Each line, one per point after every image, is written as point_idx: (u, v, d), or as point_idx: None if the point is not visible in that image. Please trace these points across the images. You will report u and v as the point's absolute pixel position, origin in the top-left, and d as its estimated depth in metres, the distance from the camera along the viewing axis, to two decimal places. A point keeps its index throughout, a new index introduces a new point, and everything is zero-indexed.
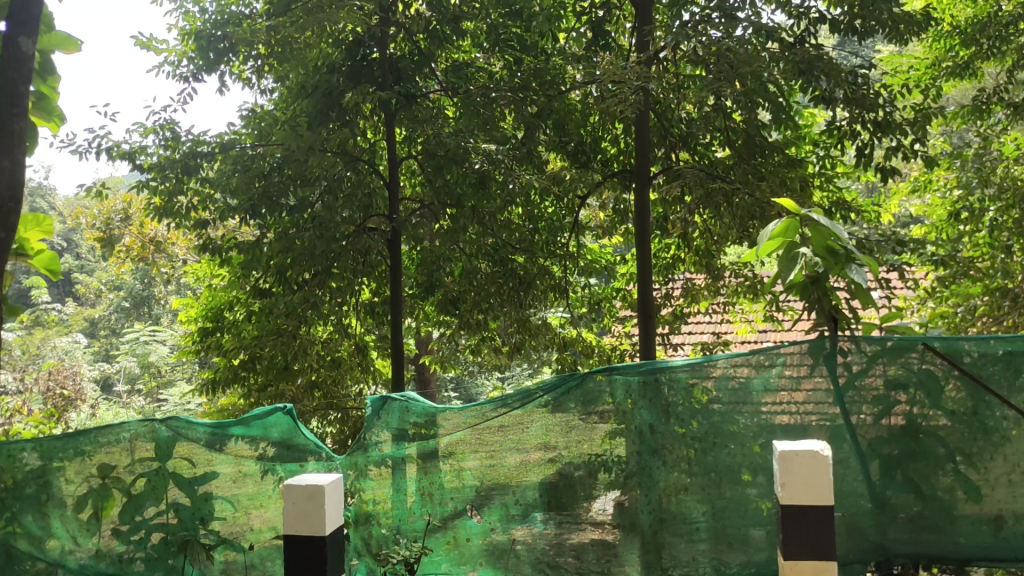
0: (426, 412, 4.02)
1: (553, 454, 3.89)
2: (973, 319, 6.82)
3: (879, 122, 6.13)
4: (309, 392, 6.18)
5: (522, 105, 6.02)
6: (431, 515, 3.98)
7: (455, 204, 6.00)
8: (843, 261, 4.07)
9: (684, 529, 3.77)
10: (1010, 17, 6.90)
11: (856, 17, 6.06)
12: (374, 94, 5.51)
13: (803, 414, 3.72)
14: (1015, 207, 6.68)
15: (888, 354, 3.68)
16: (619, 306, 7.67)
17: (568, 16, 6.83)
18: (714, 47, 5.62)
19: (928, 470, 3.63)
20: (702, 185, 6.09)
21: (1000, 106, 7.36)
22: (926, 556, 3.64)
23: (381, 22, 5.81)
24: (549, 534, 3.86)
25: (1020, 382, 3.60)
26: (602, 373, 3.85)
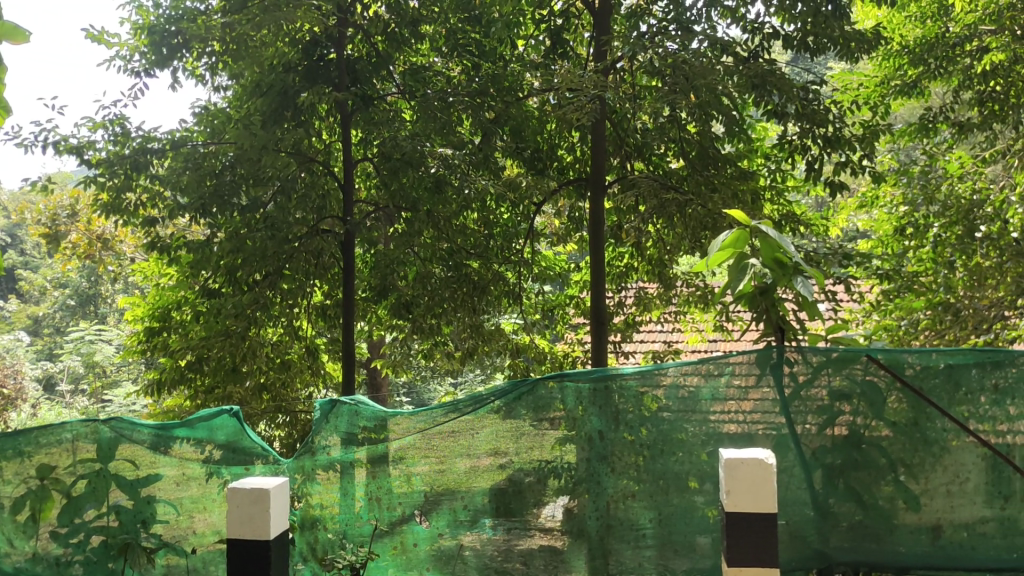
0: (377, 416, 3.98)
1: (502, 460, 3.89)
2: (917, 332, 6.91)
3: (829, 138, 6.26)
4: (257, 394, 6.11)
5: (479, 111, 6.04)
6: (379, 519, 3.94)
7: (410, 207, 5.97)
8: (791, 273, 4.15)
9: (631, 535, 3.80)
10: (958, 38, 7.15)
11: (809, 33, 6.17)
12: (331, 95, 5.52)
13: (751, 423, 3.77)
14: (959, 224, 6.85)
15: (834, 365, 3.75)
16: (572, 313, 7.72)
17: (527, 24, 6.86)
18: (669, 59, 5.68)
19: (869, 479, 3.71)
20: (656, 194, 6.16)
21: (946, 125, 7.57)
22: (866, 564, 3.71)
23: (339, 22, 5.76)
24: (497, 540, 3.85)
25: (960, 396, 3.69)
26: (553, 379, 3.85)
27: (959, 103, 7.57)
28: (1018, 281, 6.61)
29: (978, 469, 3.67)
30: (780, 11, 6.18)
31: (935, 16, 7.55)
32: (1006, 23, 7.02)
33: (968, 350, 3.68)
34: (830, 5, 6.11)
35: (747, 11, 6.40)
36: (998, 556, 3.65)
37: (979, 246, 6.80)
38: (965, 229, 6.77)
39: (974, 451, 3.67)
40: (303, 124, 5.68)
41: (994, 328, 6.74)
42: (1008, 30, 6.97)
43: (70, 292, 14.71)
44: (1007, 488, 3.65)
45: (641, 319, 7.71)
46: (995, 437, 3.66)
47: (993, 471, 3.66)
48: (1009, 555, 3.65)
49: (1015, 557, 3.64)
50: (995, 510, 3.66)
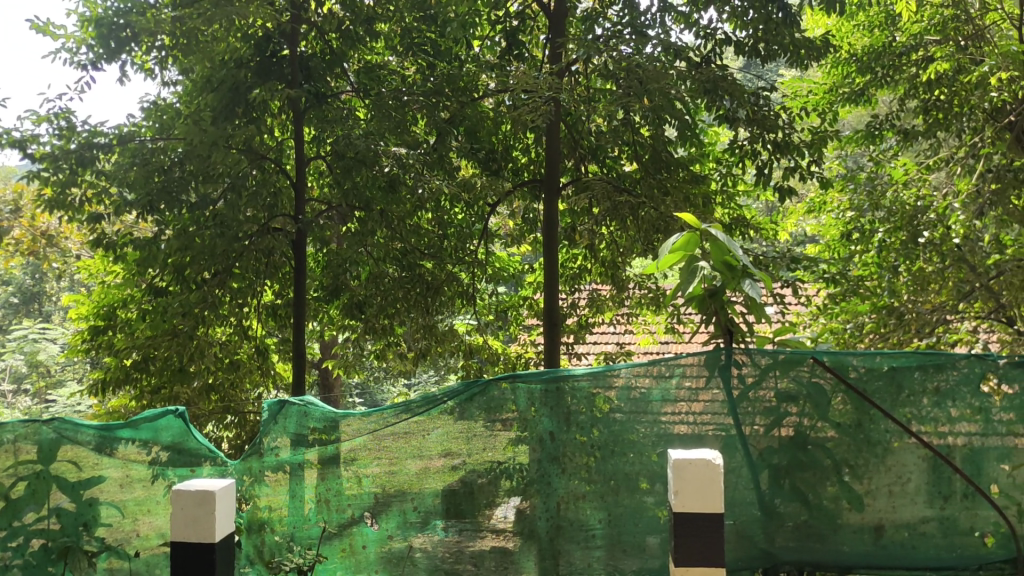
0: (327, 417, 3.93)
1: (455, 461, 3.87)
2: (862, 336, 7.05)
3: (778, 143, 6.34)
4: (205, 394, 6.01)
5: (433, 110, 6.02)
6: (327, 522, 3.89)
7: (363, 207, 5.90)
8: (739, 275, 4.20)
9: (581, 536, 3.81)
10: (903, 48, 7.31)
11: (760, 40, 6.26)
12: (284, 91, 5.44)
13: (701, 425, 3.80)
14: (903, 229, 6.95)
15: (781, 367, 3.80)
16: (526, 314, 7.74)
17: (483, 24, 6.88)
18: (624, 62, 5.75)
19: (814, 480, 3.77)
20: (610, 197, 6.26)
21: (891, 133, 7.80)
22: (811, 563, 3.78)
23: (292, 19, 5.68)
24: (449, 541, 3.83)
25: (903, 398, 3.77)
26: (504, 380, 3.85)
27: (904, 111, 7.75)
28: (959, 285, 6.76)
29: (918, 470, 3.75)
30: (732, 17, 6.25)
31: (882, 25, 7.70)
32: (951, 34, 7.13)
33: (910, 353, 3.77)
34: (780, 12, 6.22)
35: (700, 17, 6.47)
36: (937, 555, 3.74)
37: (922, 251, 6.86)
38: (910, 235, 6.82)
39: (916, 452, 3.75)
40: (255, 121, 5.59)
41: (936, 332, 6.80)
42: (953, 40, 7.07)
43: (13, 289, 14.26)
44: (947, 488, 3.73)
45: (594, 320, 7.76)
46: (936, 438, 3.74)
47: (933, 471, 3.74)
48: (948, 553, 3.73)
49: (954, 556, 3.73)
50: (935, 509, 3.74)
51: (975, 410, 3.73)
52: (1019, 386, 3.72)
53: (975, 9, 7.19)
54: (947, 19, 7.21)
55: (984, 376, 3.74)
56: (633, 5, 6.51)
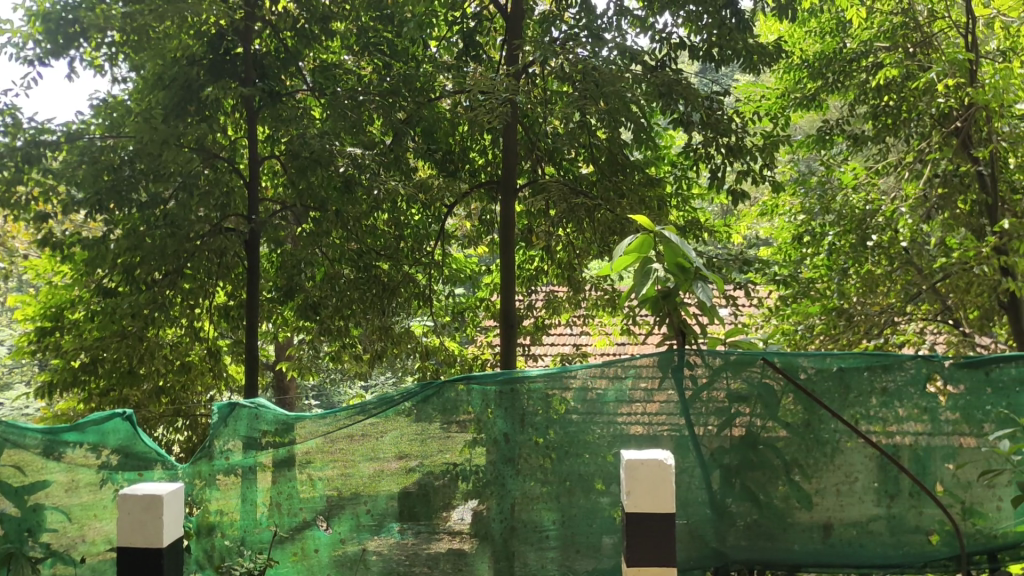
0: (278, 419, 3.90)
1: (410, 463, 3.84)
2: (812, 337, 7.16)
3: (731, 147, 6.41)
4: (154, 397, 5.93)
5: (390, 111, 6.00)
6: (279, 526, 3.84)
7: (318, 207, 5.78)
8: (692, 276, 4.25)
9: (535, 537, 3.81)
10: (854, 54, 7.42)
11: (714, 45, 6.31)
12: (237, 89, 5.34)
13: (656, 425, 3.83)
14: (852, 233, 7.09)
15: (732, 367, 3.85)
16: (482, 316, 7.74)
17: (440, 25, 6.86)
18: (579, 65, 5.78)
19: (764, 479, 3.81)
20: (566, 199, 6.28)
21: (841, 138, 7.97)
22: (760, 561, 3.83)
23: (246, 16, 5.59)
24: (405, 544, 3.80)
25: (851, 399, 3.83)
26: (459, 382, 3.85)
27: (854, 117, 7.90)
28: (907, 288, 6.93)
29: (866, 469, 3.81)
30: (687, 20, 6.29)
31: (833, 32, 7.82)
32: (899, 41, 7.11)
33: (859, 354, 3.84)
34: (734, 17, 6.30)
35: (655, 21, 6.50)
36: (884, 553, 3.80)
37: (870, 254, 7.04)
38: (858, 238, 7.00)
39: (863, 452, 3.81)
40: (207, 119, 5.54)
41: (884, 334, 6.99)
42: (901, 47, 7.08)
43: None
44: (894, 487, 3.80)
45: (551, 322, 7.78)
46: (884, 438, 3.80)
47: (880, 470, 3.80)
48: (895, 551, 3.80)
49: (900, 553, 3.80)
50: (882, 508, 3.81)
51: (922, 410, 3.80)
52: (963, 386, 3.80)
53: (924, 17, 7.15)
54: (896, 26, 7.18)
55: (930, 377, 3.81)
56: (590, 8, 6.54)
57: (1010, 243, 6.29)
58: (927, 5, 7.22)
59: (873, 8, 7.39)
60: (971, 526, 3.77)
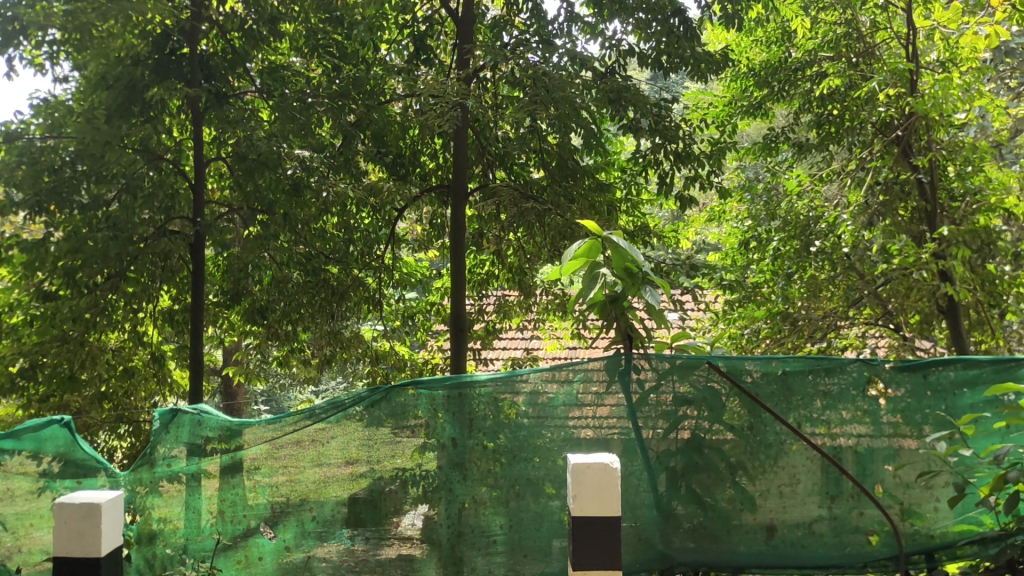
0: (222, 425, 3.82)
1: (359, 469, 3.81)
2: (758, 341, 7.22)
3: (679, 154, 6.49)
4: (97, 403, 5.66)
5: (340, 114, 5.96)
6: (222, 533, 3.77)
7: (265, 209, 5.67)
8: (639, 281, 4.29)
9: (482, 542, 3.81)
10: (798, 64, 7.59)
11: (663, 53, 6.38)
12: (182, 90, 5.25)
13: (605, 429, 3.86)
14: (797, 238, 7.21)
15: (678, 372, 3.89)
16: (433, 321, 7.73)
17: (391, 28, 6.81)
18: (530, 71, 5.80)
19: (710, 482, 3.85)
20: (517, 204, 6.24)
21: (786, 145, 8.13)
22: (705, 563, 3.87)
23: (193, 16, 5.50)
24: (354, 550, 3.77)
25: (795, 402, 3.90)
26: (406, 387, 3.83)
27: (798, 125, 8.06)
28: (849, 292, 7.08)
29: (807, 471, 3.87)
30: (637, 28, 6.35)
31: (778, 41, 7.90)
32: (843, 51, 7.35)
33: (802, 357, 3.91)
34: (682, 25, 6.37)
35: (606, 27, 6.53)
36: (826, 553, 3.87)
37: (813, 259, 7.11)
38: (802, 244, 7.13)
39: (806, 454, 3.87)
40: (152, 120, 5.44)
41: (828, 337, 7.02)
42: (844, 57, 7.31)
43: None
44: (836, 488, 3.86)
45: (501, 326, 7.78)
46: (827, 440, 3.87)
47: (822, 472, 3.87)
48: (837, 551, 3.87)
49: (842, 554, 3.86)
50: (825, 509, 3.87)
51: (864, 412, 3.88)
52: (904, 389, 3.88)
53: (866, 27, 7.33)
54: (840, 36, 7.32)
55: (871, 380, 3.89)
56: (541, 14, 6.58)
57: (949, 249, 6.44)
58: (870, 15, 7.42)
59: (817, 18, 7.55)
60: (909, 526, 3.85)
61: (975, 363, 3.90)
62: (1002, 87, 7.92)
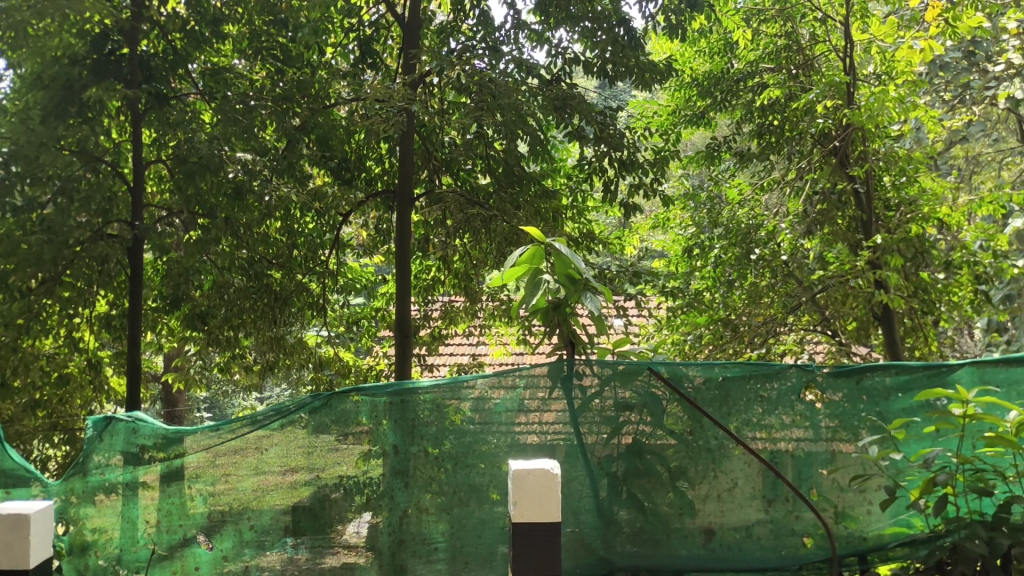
0: (156, 433, 3.76)
1: (305, 476, 3.76)
2: (701, 347, 7.41)
3: (623, 161, 6.56)
4: (30, 411, 5.51)
5: (284, 117, 5.87)
6: (157, 543, 3.69)
7: (207, 214, 5.60)
8: (582, 288, 4.29)
9: (423, 549, 3.80)
10: (741, 75, 7.73)
11: (607, 61, 6.42)
12: (121, 91, 5.14)
13: (550, 435, 3.88)
14: (737, 245, 7.34)
15: (621, 378, 3.92)
16: (378, 326, 7.68)
17: (336, 32, 6.73)
18: (476, 76, 5.79)
19: (649, 486, 3.90)
20: (462, 210, 6.29)
21: (728, 155, 8.25)
22: (645, 568, 3.91)
23: (133, 16, 5.36)
24: (298, 559, 3.72)
25: (733, 408, 3.97)
26: (349, 393, 3.80)
27: (740, 135, 8.17)
28: (788, 299, 7.22)
29: (746, 476, 3.94)
30: (582, 36, 6.39)
31: (721, 52, 7.96)
32: (783, 63, 7.52)
33: (742, 363, 3.98)
34: (627, 34, 6.43)
35: (552, 35, 6.55)
36: (763, 556, 3.93)
37: (753, 267, 7.30)
38: (742, 252, 7.27)
39: (744, 458, 3.94)
40: (90, 122, 5.32)
41: (767, 343, 7.22)
42: (784, 68, 7.53)
43: None
44: (774, 492, 3.94)
45: (447, 332, 7.77)
46: (767, 445, 3.94)
47: (759, 477, 3.94)
48: (773, 554, 3.93)
49: (779, 557, 3.93)
50: (763, 513, 3.94)
51: (803, 417, 3.95)
52: (841, 394, 3.96)
53: (805, 40, 7.54)
54: (780, 48, 7.54)
55: (807, 386, 3.98)
56: (488, 21, 6.57)
57: (884, 258, 6.61)
58: (810, 28, 7.59)
59: (759, 30, 7.67)
60: (844, 529, 3.93)
61: (907, 368, 3.96)
62: (937, 100, 8.14)
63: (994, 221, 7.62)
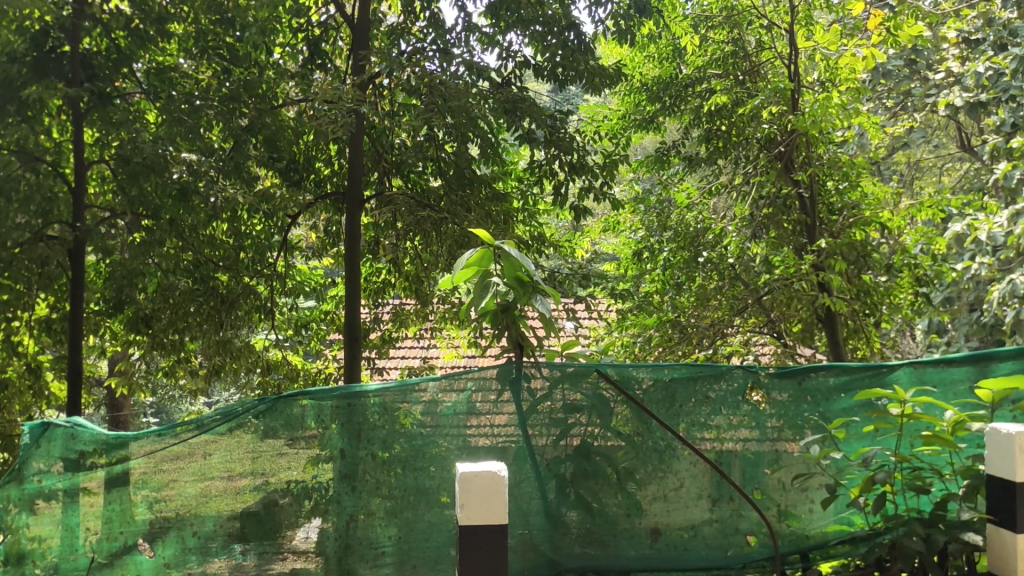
0: (96, 438, 3.65)
1: (253, 482, 3.72)
2: (650, 349, 7.52)
3: (573, 164, 6.58)
4: None
5: (231, 117, 5.76)
6: (97, 551, 3.60)
7: (151, 215, 5.52)
8: (530, 290, 4.28)
9: (370, 554, 3.78)
10: (689, 80, 7.83)
11: (558, 65, 6.44)
12: (62, 89, 4.99)
13: (500, 437, 3.89)
14: (686, 248, 7.42)
15: (570, 379, 3.94)
16: (327, 329, 7.61)
17: (284, 32, 6.66)
18: (427, 79, 5.77)
19: (597, 487, 3.92)
20: (412, 212, 6.29)
21: (677, 159, 8.32)
22: (592, 568, 3.94)
23: (74, 13, 5.19)
24: (246, 565, 3.68)
25: (681, 409, 4.00)
26: (296, 398, 3.75)
27: (689, 140, 8.23)
28: (735, 301, 7.34)
29: (692, 476, 3.99)
30: (533, 40, 6.41)
31: (670, 57, 7.94)
32: (730, 69, 7.67)
33: (689, 364, 4.02)
34: (576, 38, 6.45)
35: (503, 38, 6.54)
36: (708, 555, 3.99)
37: (701, 269, 7.38)
38: (691, 255, 7.35)
39: (690, 460, 3.99)
40: (30, 120, 5.16)
41: (714, 344, 7.36)
42: (731, 74, 7.64)
43: None
44: (720, 491, 3.99)
45: (398, 335, 7.73)
46: (713, 445, 4.00)
47: (706, 477, 3.99)
48: (718, 553, 3.99)
49: (724, 556, 3.99)
50: (708, 512, 3.99)
51: (748, 417, 4.01)
52: (786, 394, 4.01)
53: (752, 46, 7.67)
54: (727, 54, 7.72)
55: (752, 386, 4.03)
56: (439, 23, 6.52)
57: (827, 261, 6.74)
58: (756, 35, 7.74)
59: (707, 36, 7.77)
60: (786, 527, 4.00)
61: (849, 369, 4.04)
62: (878, 107, 8.31)
63: (933, 225, 7.81)
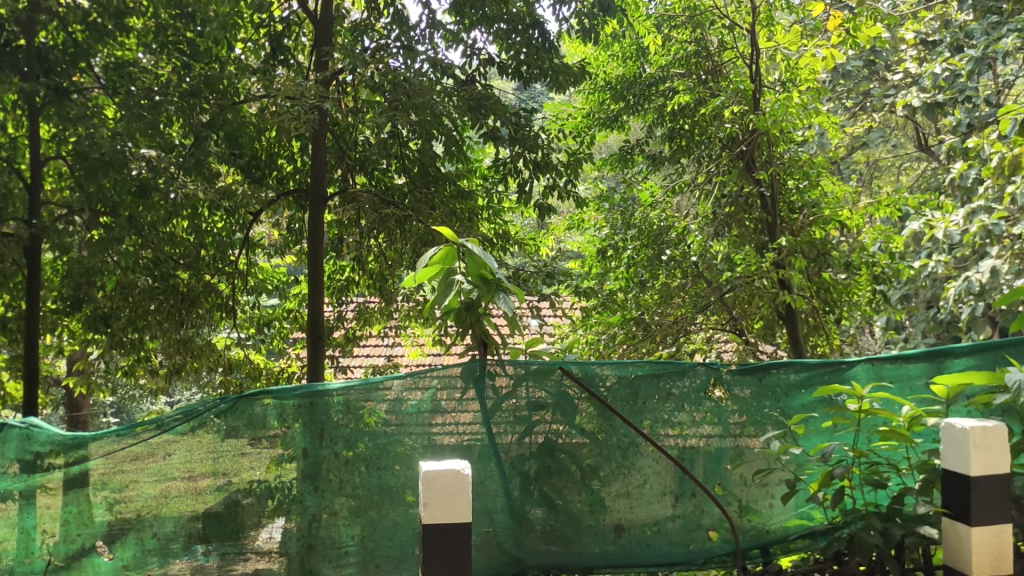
0: (52, 439, 3.58)
1: (215, 482, 3.69)
2: (614, 346, 7.59)
3: (537, 162, 6.58)
4: None
5: (191, 113, 5.68)
6: (53, 554, 3.55)
7: (109, 211, 5.38)
8: (494, 288, 4.26)
9: (333, 554, 3.75)
10: (652, 79, 7.88)
11: (522, 63, 6.43)
12: (17, 84, 4.89)
13: (464, 435, 3.88)
14: (649, 246, 7.46)
15: (533, 377, 3.95)
16: (290, 327, 7.55)
17: (247, 26, 6.64)
18: (390, 75, 5.73)
19: (561, 485, 3.94)
20: (376, 210, 6.25)
21: (640, 158, 8.36)
22: (556, 565, 3.96)
23: (29, 6, 5.10)
24: (209, 567, 3.64)
25: (644, 406, 4.03)
26: (258, 397, 3.72)
27: (652, 138, 8.28)
28: (698, 299, 7.43)
29: (655, 472, 4.02)
30: (497, 38, 6.42)
31: (633, 56, 8.03)
32: (693, 68, 7.74)
33: (652, 362, 4.04)
34: (540, 36, 6.43)
35: (466, 35, 6.52)
36: (670, 551, 4.02)
37: (664, 267, 7.43)
38: (654, 253, 7.39)
39: (653, 456, 4.02)
40: None
41: (678, 342, 7.47)
42: (694, 74, 7.70)
43: None
44: (682, 487, 4.03)
45: (361, 333, 7.68)
46: (676, 442, 4.03)
47: (668, 473, 4.02)
48: (681, 548, 4.02)
49: (686, 551, 4.02)
50: (671, 508, 4.03)
51: (710, 414, 4.05)
52: (748, 391, 4.06)
53: (714, 46, 7.77)
54: (690, 54, 7.78)
55: (713, 383, 4.07)
56: (402, 20, 6.50)
57: (787, 259, 6.83)
58: (719, 35, 7.85)
59: (670, 36, 7.82)
60: (747, 522, 4.05)
61: (809, 365, 4.08)
62: (838, 107, 8.40)
63: (891, 223, 7.92)
